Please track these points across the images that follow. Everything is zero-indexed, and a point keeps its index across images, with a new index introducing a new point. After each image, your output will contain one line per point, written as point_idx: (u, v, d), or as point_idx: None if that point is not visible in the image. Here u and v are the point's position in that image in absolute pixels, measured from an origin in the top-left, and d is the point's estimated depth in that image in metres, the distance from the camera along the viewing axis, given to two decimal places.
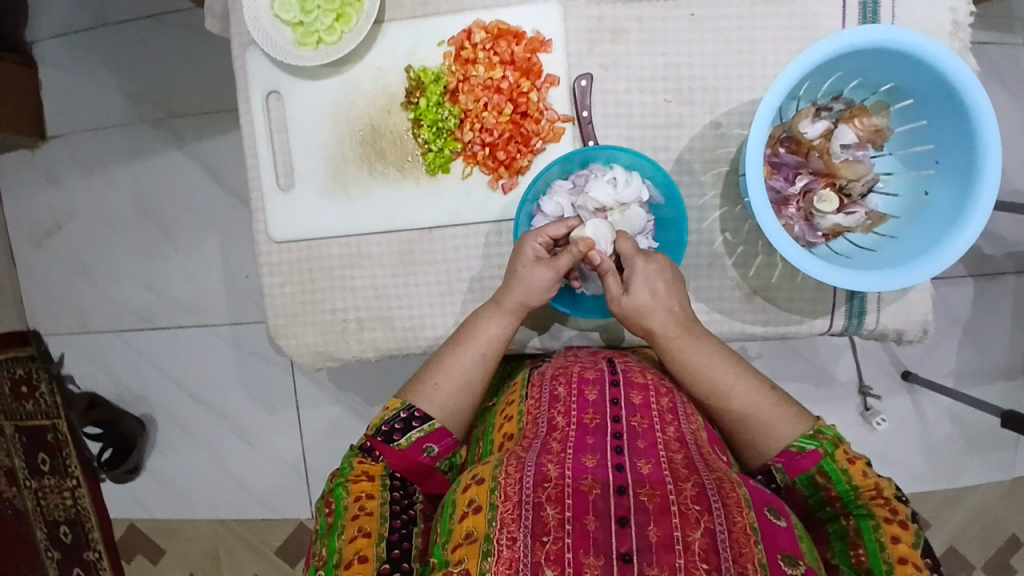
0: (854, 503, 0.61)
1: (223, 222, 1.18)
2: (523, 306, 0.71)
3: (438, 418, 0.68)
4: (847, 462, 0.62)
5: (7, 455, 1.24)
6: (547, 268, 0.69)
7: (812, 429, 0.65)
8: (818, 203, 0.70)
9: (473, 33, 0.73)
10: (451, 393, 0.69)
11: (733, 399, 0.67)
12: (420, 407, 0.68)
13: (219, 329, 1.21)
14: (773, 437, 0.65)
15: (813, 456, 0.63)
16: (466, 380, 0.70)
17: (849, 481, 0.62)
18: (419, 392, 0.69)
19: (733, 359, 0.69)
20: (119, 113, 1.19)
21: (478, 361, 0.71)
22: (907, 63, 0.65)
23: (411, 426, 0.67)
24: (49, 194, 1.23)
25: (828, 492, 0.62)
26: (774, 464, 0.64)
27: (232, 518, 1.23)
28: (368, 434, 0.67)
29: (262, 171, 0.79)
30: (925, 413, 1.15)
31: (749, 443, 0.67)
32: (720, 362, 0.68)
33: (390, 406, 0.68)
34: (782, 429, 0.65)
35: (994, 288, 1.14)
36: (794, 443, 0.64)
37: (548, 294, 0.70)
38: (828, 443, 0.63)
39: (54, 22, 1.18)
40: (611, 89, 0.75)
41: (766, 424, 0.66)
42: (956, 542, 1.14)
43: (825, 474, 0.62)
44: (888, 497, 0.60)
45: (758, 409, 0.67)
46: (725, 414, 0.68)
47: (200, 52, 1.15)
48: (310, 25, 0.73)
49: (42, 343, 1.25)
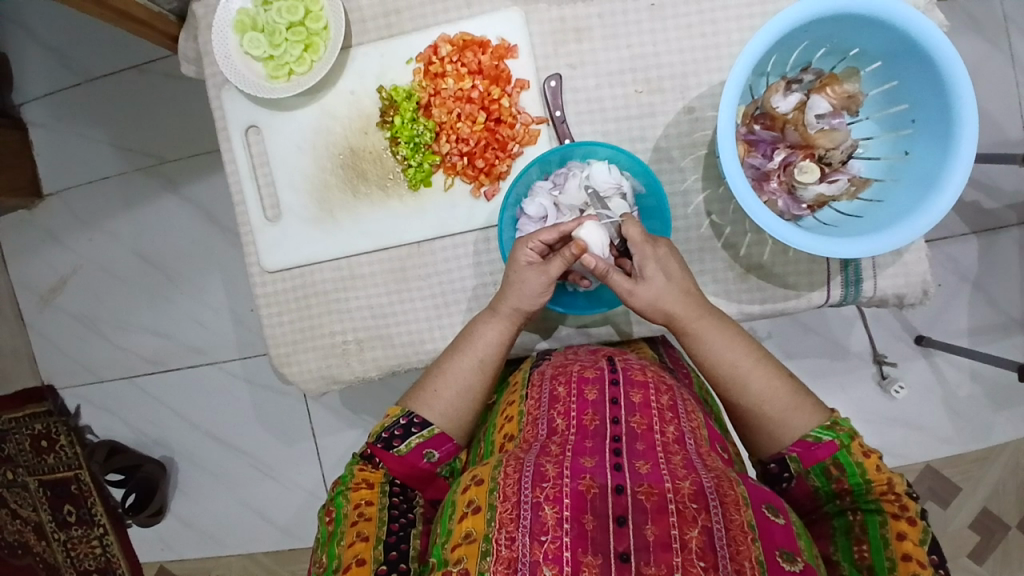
0: (864, 498, 0.60)
1: (222, 260, 1.20)
2: (517, 312, 0.71)
3: (438, 424, 0.68)
4: (862, 456, 0.61)
5: (34, 510, 1.26)
6: (539, 275, 0.68)
7: (827, 420, 0.63)
8: (800, 174, 0.70)
9: (439, 47, 0.75)
10: (451, 400, 0.69)
11: (753, 382, 0.66)
12: (419, 414, 0.68)
13: (230, 366, 1.22)
14: (787, 425, 0.64)
15: (829, 447, 0.61)
16: (465, 386, 0.70)
17: (862, 474, 0.61)
18: (419, 398, 0.70)
19: (756, 348, 0.69)
20: (110, 164, 1.22)
21: (476, 368, 0.71)
22: (871, 27, 0.66)
23: (410, 433, 0.67)
24: (51, 252, 1.25)
25: (839, 484, 0.61)
26: (787, 453, 0.63)
27: (259, 551, 1.23)
28: (368, 442, 0.67)
29: (248, 204, 0.80)
30: (943, 375, 1.14)
31: (761, 430, 0.65)
32: (740, 348, 0.68)
33: (390, 414, 0.69)
34: (799, 417, 0.64)
35: (997, 241, 1.12)
36: (810, 433, 0.63)
37: (540, 299, 0.70)
38: (845, 435, 0.61)
39: (40, 83, 1.21)
40: (581, 87, 0.76)
41: (781, 413, 0.65)
42: (990, 504, 1.12)
43: (840, 466, 0.61)
44: (899, 493, 0.59)
45: (776, 397, 0.65)
46: (744, 399, 0.67)
47: (183, 97, 1.18)
48: (280, 58, 0.75)
49: (58, 397, 1.27)
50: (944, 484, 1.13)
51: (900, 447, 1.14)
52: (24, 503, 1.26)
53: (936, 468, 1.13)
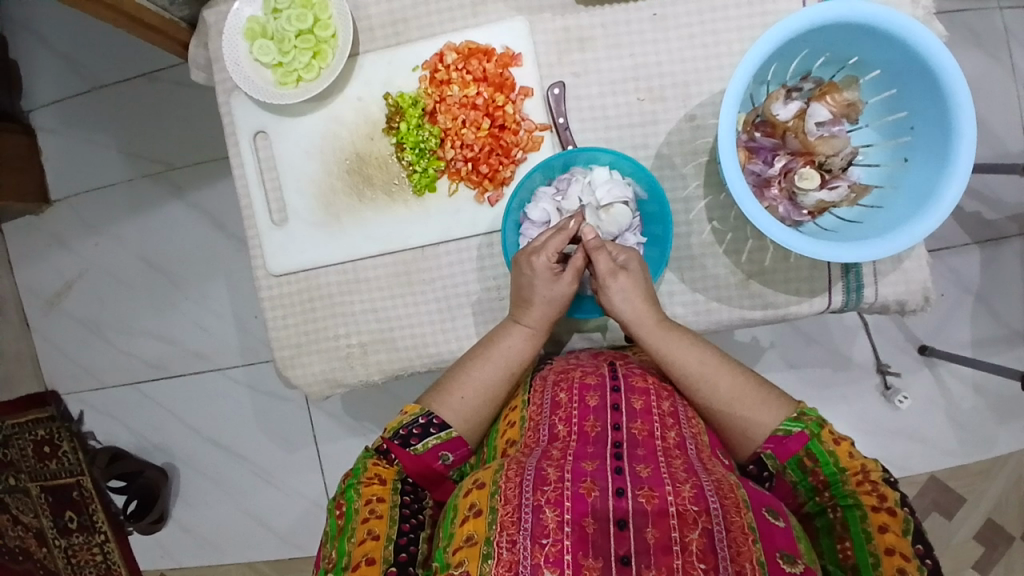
0: (841, 491, 0.61)
1: (227, 267, 1.21)
2: (547, 320, 0.73)
3: (457, 427, 0.69)
4: (833, 443, 0.62)
5: (35, 516, 1.26)
6: (568, 275, 0.72)
7: (794, 412, 0.65)
8: (800, 181, 0.70)
9: (445, 56, 0.76)
10: (474, 405, 0.70)
11: (720, 383, 0.67)
12: (439, 415, 0.69)
13: (233, 372, 1.23)
14: (757, 421, 0.65)
15: (800, 439, 0.62)
16: (489, 393, 0.71)
17: (836, 463, 0.61)
18: (440, 400, 0.70)
19: (715, 352, 0.70)
20: (119, 171, 1.23)
21: (502, 375, 0.72)
22: (871, 38, 0.67)
23: (429, 433, 0.68)
24: (58, 258, 1.26)
25: (816, 476, 0.62)
26: (763, 451, 0.63)
27: (260, 560, 1.23)
28: (384, 437, 0.68)
29: (254, 208, 0.81)
30: (946, 385, 1.13)
31: (737, 431, 0.66)
32: (703, 352, 0.69)
33: (409, 411, 0.69)
34: (769, 413, 0.65)
35: (998, 252, 1.13)
36: (780, 426, 0.63)
37: (567, 302, 0.73)
38: (813, 425, 0.63)
39: (51, 91, 1.23)
40: (585, 95, 0.77)
41: (750, 410, 0.65)
42: (994, 516, 1.12)
43: (813, 456, 0.62)
44: (874, 481, 0.60)
45: (743, 394, 0.66)
46: (712, 402, 0.67)
47: (191, 106, 1.20)
48: (289, 65, 0.76)
49: (61, 403, 1.28)
50: (948, 495, 1.12)
51: (904, 458, 1.14)
52: (25, 508, 1.26)
53: (940, 479, 1.13)
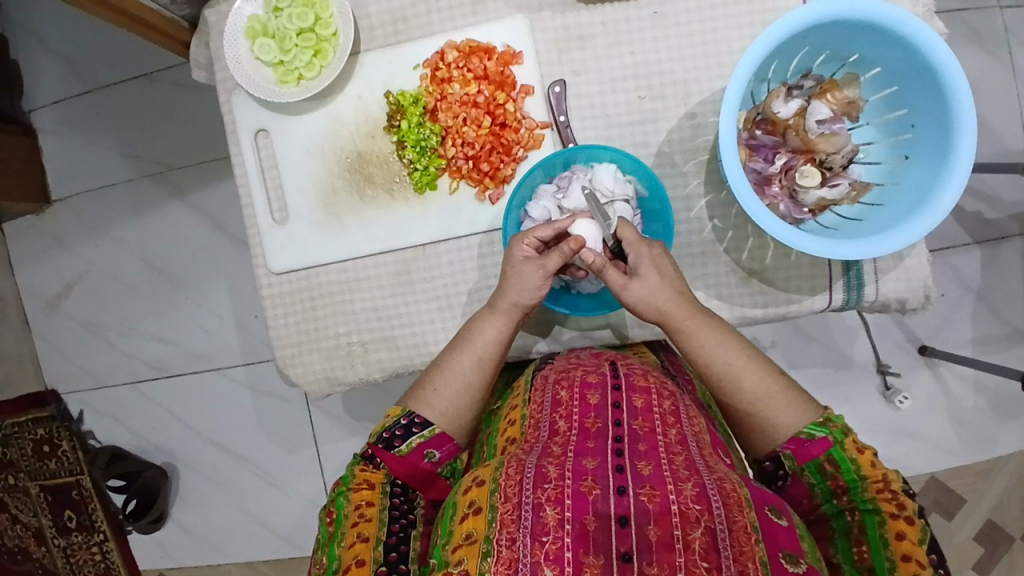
0: (861, 497, 0.60)
1: (227, 267, 1.21)
2: (515, 307, 0.71)
3: (438, 424, 0.68)
4: (856, 452, 0.61)
5: (34, 516, 1.25)
6: (538, 270, 0.69)
7: (820, 416, 0.64)
8: (801, 179, 0.71)
9: (446, 54, 0.76)
10: (451, 399, 0.69)
11: (745, 379, 0.66)
12: (419, 414, 0.68)
13: (233, 372, 1.23)
14: (780, 422, 0.64)
15: (823, 444, 0.62)
16: (464, 385, 0.70)
17: (857, 471, 0.61)
18: (419, 398, 0.69)
19: (745, 345, 0.68)
20: (119, 171, 1.23)
21: (474, 365, 0.70)
22: (873, 35, 0.67)
23: (411, 433, 0.67)
24: (59, 257, 1.26)
25: (835, 481, 0.62)
26: (782, 450, 0.64)
27: (259, 560, 1.23)
28: (369, 442, 0.67)
29: (255, 206, 0.81)
30: (947, 385, 1.13)
31: (758, 430, 0.66)
32: (732, 346, 0.68)
33: (391, 414, 0.68)
34: (792, 415, 0.64)
35: (998, 252, 1.13)
36: (803, 430, 0.63)
37: (540, 293, 0.70)
38: (838, 432, 0.62)
39: (52, 90, 1.23)
40: (585, 93, 0.77)
41: (773, 410, 0.65)
42: (995, 516, 1.11)
43: (834, 462, 0.62)
44: (896, 491, 0.60)
45: (768, 394, 0.66)
46: (736, 398, 0.67)
47: (192, 106, 1.20)
48: (289, 64, 0.76)
49: (61, 403, 1.27)
50: (949, 495, 1.12)
51: (904, 458, 1.14)
52: (24, 508, 1.25)
53: (941, 479, 1.13)
